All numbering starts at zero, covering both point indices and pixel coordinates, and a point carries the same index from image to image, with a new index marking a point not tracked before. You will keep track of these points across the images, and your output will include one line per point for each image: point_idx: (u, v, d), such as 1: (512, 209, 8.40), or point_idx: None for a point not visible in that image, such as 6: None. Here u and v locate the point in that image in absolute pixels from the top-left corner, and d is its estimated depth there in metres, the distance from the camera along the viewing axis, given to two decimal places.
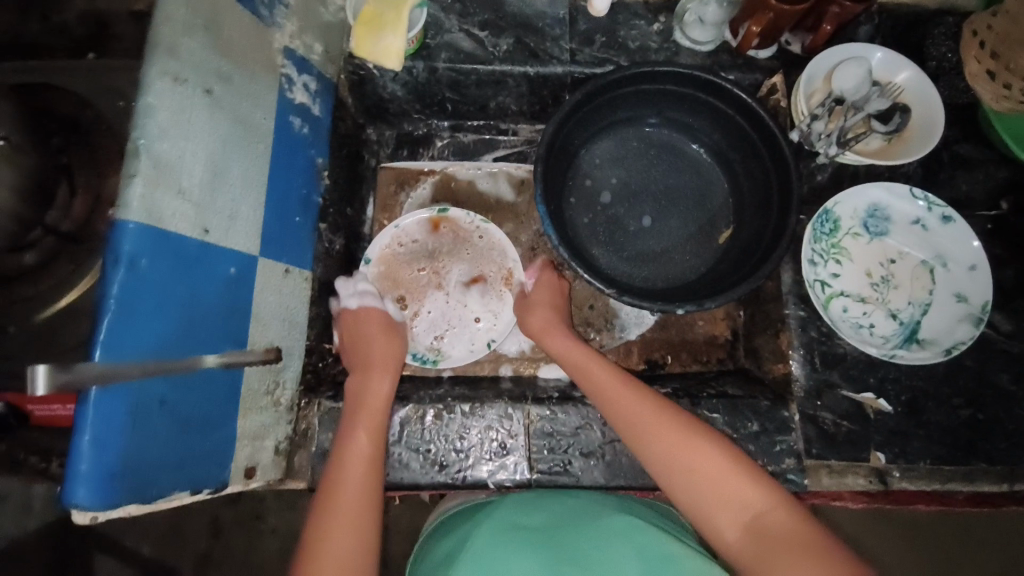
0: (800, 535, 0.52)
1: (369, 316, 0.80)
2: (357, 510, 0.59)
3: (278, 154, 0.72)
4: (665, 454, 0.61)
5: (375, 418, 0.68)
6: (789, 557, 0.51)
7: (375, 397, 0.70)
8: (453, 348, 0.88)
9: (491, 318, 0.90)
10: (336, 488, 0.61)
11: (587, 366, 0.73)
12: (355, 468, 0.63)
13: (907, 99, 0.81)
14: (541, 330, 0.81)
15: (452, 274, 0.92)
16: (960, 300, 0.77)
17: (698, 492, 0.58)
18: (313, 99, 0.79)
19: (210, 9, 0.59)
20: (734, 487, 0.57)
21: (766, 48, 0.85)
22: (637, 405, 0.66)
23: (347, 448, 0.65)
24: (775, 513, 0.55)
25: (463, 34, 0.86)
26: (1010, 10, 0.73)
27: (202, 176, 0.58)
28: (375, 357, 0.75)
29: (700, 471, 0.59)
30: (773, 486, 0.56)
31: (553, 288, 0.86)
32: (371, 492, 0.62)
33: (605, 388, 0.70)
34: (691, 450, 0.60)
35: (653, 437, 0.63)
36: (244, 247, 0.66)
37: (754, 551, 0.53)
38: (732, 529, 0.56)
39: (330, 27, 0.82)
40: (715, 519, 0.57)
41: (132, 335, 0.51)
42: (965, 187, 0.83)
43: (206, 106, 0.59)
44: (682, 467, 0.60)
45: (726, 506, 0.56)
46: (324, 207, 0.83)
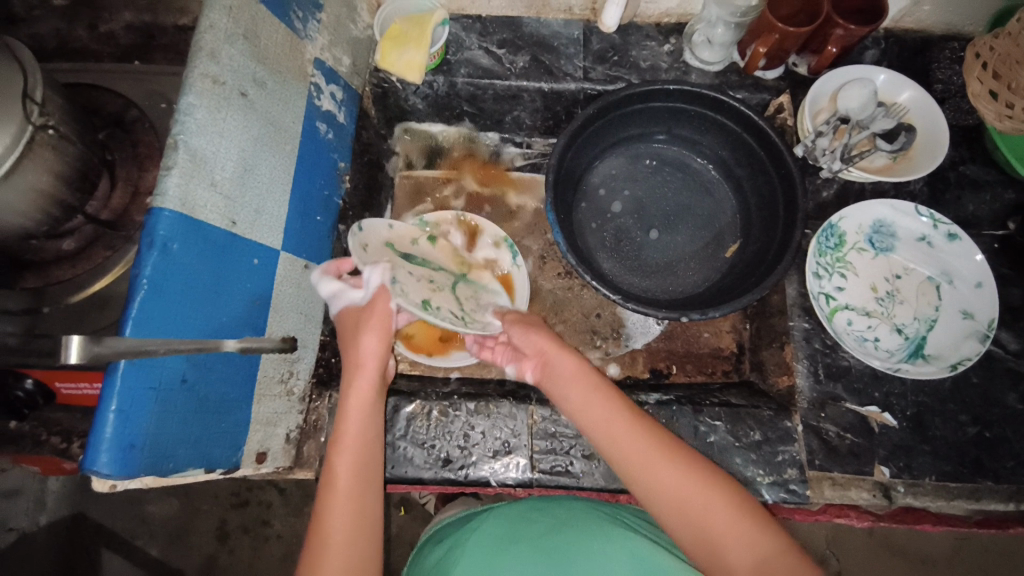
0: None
1: (350, 313, 0.70)
2: (350, 506, 0.59)
3: (304, 156, 0.76)
4: (649, 474, 0.60)
5: (363, 439, 0.64)
6: None
7: (363, 418, 0.65)
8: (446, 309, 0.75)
9: (478, 305, 0.82)
10: (327, 516, 0.58)
11: (570, 371, 0.70)
12: (347, 467, 0.61)
13: (912, 120, 0.84)
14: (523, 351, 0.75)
15: (438, 253, 0.87)
16: (967, 316, 0.77)
17: (701, 531, 0.56)
18: (338, 108, 0.84)
19: (250, 19, 0.64)
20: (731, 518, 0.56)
21: (773, 69, 0.89)
22: (620, 419, 0.64)
23: (336, 471, 0.61)
24: (779, 560, 0.53)
25: (482, 51, 0.91)
26: (1015, 31, 0.77)
27: (233, 172, 0.62)
28: (364, 353, 0.68)
29: (702, 513, 0.57)
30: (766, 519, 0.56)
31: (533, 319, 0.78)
32: (367, 486, 0.62)
33: (600, 415, 0.65)
34: (693, 488, 0.58)
35: (640, 456, 0.61)
36: (268, 240, 0.69)
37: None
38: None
39: (358, 42, 0.88)
40: (717, 562, 0.55)
41: (159, 314, 0.54)
42: (972, 207, 0.84)
43: (239, 108, 0.63)
44: (684, 507, 0.57)
45: (730, 546, 0.55)
46: (344, 208, 0.87)
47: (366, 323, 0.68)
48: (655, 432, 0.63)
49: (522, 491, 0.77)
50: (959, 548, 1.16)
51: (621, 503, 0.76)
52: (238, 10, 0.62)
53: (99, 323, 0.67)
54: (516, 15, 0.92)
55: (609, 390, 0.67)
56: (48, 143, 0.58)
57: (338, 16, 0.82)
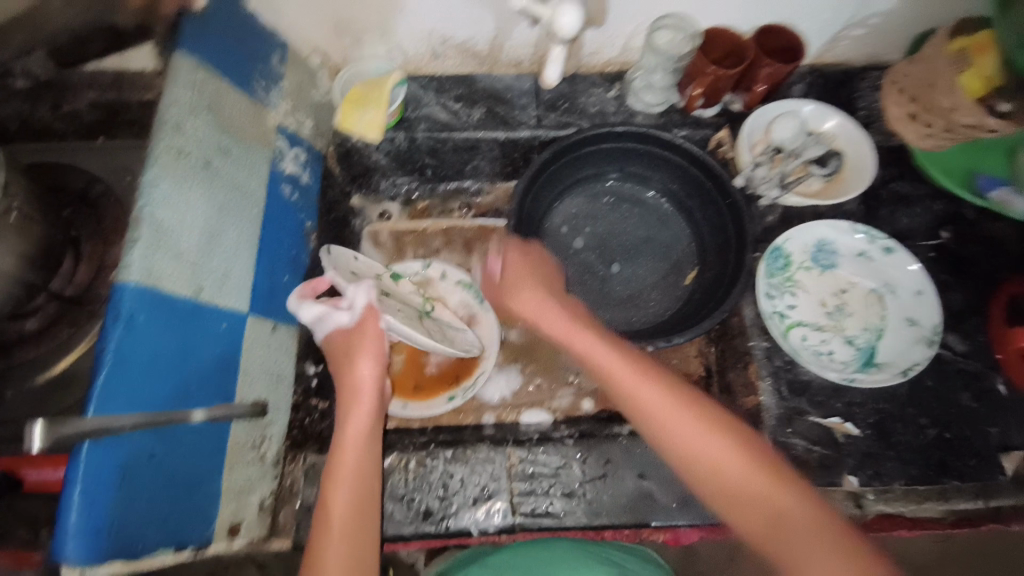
0: (819, 538, 0.53)
1: (337, 337, 0.74)
2: (342, 536, 0.62)
3: (269, 218, 0.79)
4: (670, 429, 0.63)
5: (359, 469, 0.66)
6: (810, 550, 0.52)
7: (355, 448, 0.68)
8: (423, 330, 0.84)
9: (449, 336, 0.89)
10: (324, 538, 0.61)
11: (582, 341, 0.73)
12: (343, 498, 0.64)
13: (841, 145, 0.90)
14: (535, 313, 0.79)
15: (405, 291, 0.93)
16: (912, 324, 0.81)
17: (715, 481, 0.59)
18: (302, 169, 0.87)
19: (212, 92, 0.67)
20: (757, 483, 0.58)
21: (710, 107, 0.95)
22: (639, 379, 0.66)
23: (331, 503, 0.64)
24: (792, 510, 0.55)
25: (440, 106, 0.96)
26: (926, 56, 0.82)
27: (198, 240, 0.64)
28: (354, 386, 0.71)
29: (714, 469, 0.60)
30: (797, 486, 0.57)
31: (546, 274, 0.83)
32: (363, 516, 0.64)
33: (626, 375, 0.67)
34: (709, 445, 0.61)
35: (657, 414, 0.64)
36: (235, 304, 0.71)
37: (772, 548, 0.54)
38: (749, 524, 0.56)
39: (320, 106, 0.92)
40: (732, 513, 0.58)
41: (125, 389, 0.55)
42: (906, 221, 0.89)
43: (205, 176, 0.66)
44: (699, 462, 0.61)
45: (741, 498, 0.58)
46: (312, 266, 0.89)
47: (359, 348, 0.72)
48: (674, 390, 0.65)
49: (506, 538, 0.77)
50: (944, 553, 1.18)
51: (606, 540, 0.77)
52: (201, 84, 0.66)
53: (65, 401, 0.67)
54: (468, 72, 0.98)
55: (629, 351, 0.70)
56: (11, 226, 0.60)
57: (299, 83, 0.86)
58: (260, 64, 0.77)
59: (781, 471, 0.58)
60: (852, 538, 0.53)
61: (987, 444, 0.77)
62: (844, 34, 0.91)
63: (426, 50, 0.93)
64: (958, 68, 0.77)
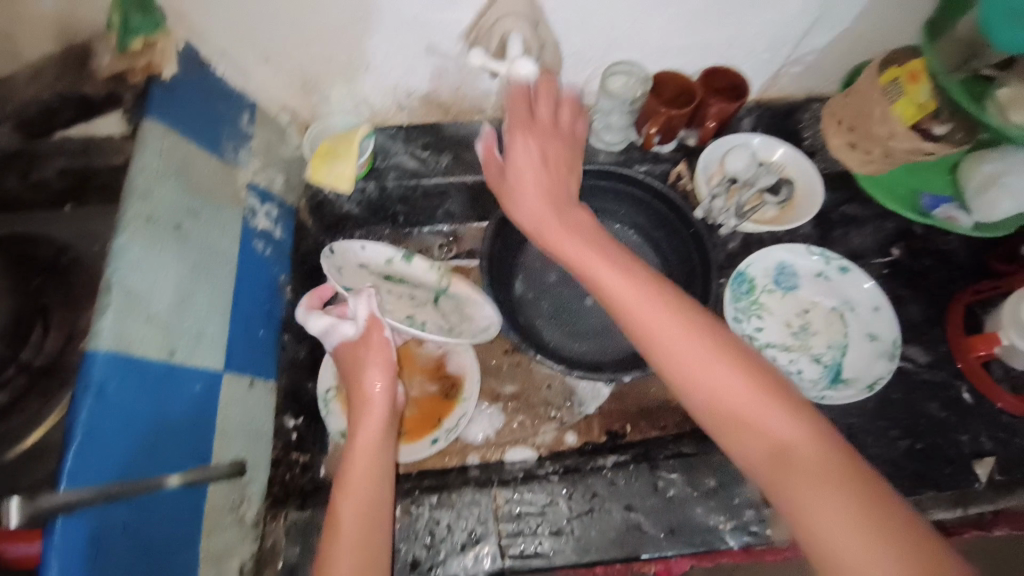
0: (831, 475, 0.50)
1: (345, 349, 0.77)
2: (357, 537, 0.62)
3: (242, 274, 0.79)
4: (670, 354, 0.59)
5: (370, 474, 0.66)
6: (803, 482, 0.50)
7: (366, 459, 0.67)
8: (427, 327, 0.89)
9: (462, 315, 0.92)
10: (335, 546, 0.61)
11: (586, 255, 0.68)
12: (354, 502, 0.64)
13: (790, 172, 0.95)
14: (539, 222, 0.71)
15: (418, 269, 0.94)
16: (873, 339, 0.85)
17: (715, 408, 0.57)
18: (274, 224, 0.88)
19: (181, 157, 0.69)
20: (758, 413, 0.55)
21: (667, 143, 0.99)
22: (643, 301, 0.62)
23: (343, 507, 0.64)
24: (805, 445, 0.52)
25: (409, 155, 0.98)
26: (861, 89, 0.85)
27: (170, 302, 0.65)
28: (366, 392, 0.73)
29: (721, 395, 0.56)
30: (803, 417, 0.54)
31: (554, 183, 0.74)
32: (375, 519, 0.64)
33: (629, 294, 0.63)
34: (721, 374, 0.57)
35: (659, 337, 0.60)
36: (210, 363, 0.70)
37: (781, 481, 0.52)
38: (755, 453, 0.54)
39: (290, 162, 0.94)
40: (731, 440, 0.56)
41: (98, 459, 0.54)
42: (858, 241, 0.96)
43: (176, 238, 0.67)
44: (711, 388, 0.57)
45: (750, 428, 0.55)
46: (287, 318, 0.88)
47: (367, 358, 0.74)
48: (687, 316, 0.61)
49: None
50: None
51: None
52: (169, 151, 0.68)
53: (34, 477, 0.65)
54: (435, 120, 1.00)
55: (639, 272, 0.66)
56: None
57: (268, 141, 0.88)
58: (229, 126, 0.79)
59: (794, 404, 0.55)
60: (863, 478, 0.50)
61: (961, 451, 0.79)
62: (784, 71, 0.96)
63: (391, 102, 0.95)
64: (891, 100, 0.81)
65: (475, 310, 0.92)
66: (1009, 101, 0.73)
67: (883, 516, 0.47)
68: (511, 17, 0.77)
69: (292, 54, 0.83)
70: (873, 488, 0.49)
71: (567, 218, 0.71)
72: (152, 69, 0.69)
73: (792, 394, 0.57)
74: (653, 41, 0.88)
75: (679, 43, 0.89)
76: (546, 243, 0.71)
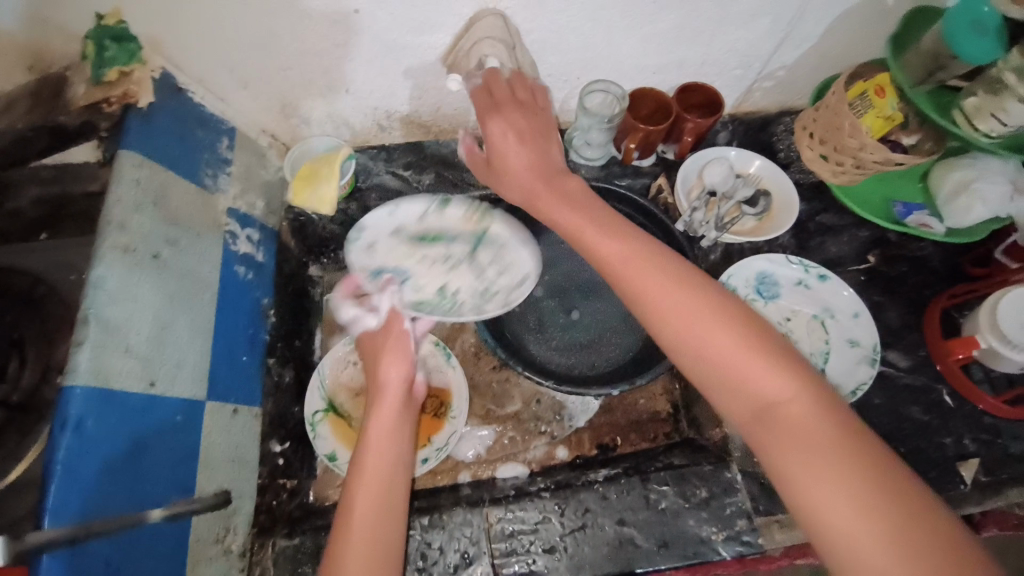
0: (817, 433, 0.49)
1: (368, 337, 0.79)
2: (371, 523, 0.61)
3: (224, 299, 0.78)
4: (656, 309, 0.58)
5: (387, 464, 0.66)
6: (788, 445, 0.50)
7: (382, 447, 0.67)
8: (464, 294, 0.90)
9: (502, 265, 0.91)
10: (348, 534, 0.60)
11: (574, 208, 0.68)
12: (370, 490, 0.63)
13: (766, 184, 0.98)
14: (529, 194, 0.71)
15: (455, 213, 0.94)
16: (853, 345, 0.87)
17: (704, 364, 0.55)
18: (256, 248, 0.87)
19: (157, 189, 0.71)
20: (745, 368, 0.53)
21: (647, 157, 1.01)
22: (630, 256, 0.61)
23: (358, 495, 0.63)
24: (793, 404, 0.51)
25: (390, 174, 1.00)
26: (830, 104, 0.86)
27: (150, 332, 0.65)
28: (384, 378, 0.73)
29: (708, 350, 0.55)
30: (792, 374, 0.52)
31: (537, 153, 0.73)
32: (388, 506, 0.63)
33: (617, 252, 0.62)
34: (707, 328, 0.55)
35: (647, 294, 0.59)
36: (191, 393, 0.69)
37: (767, 437, 0.51)
38: (739, 409, 0.53)
39: (271, 185, 0.93)
40: (718, 396, 0.55)
41: (78, 495, 0.54)
42: (835, 249, 0.96)
43: (155, 268, 0.68)
44: (696, 344, 0.55)
45: (737, 384, 0.53)
46: (272, 342, 0.86)
47: (386, 348, 0.76)
48: (674, 272, 0.59)
49: None
50: None
51: None
52: (146, 181, 0.69)
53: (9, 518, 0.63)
54: (417, 139, 1.01)
55: (625, 231, 0.64)
56: None
57: (248, 166, 0.88)
58: (207, 152, 0.81)
59: (787, 359, 0.53)
60: (850, 433, 0.49)
61: (943, 454, 0.80)
62: (756, 86, 0.99)
63: (372, 124, 0.96)
64: (859, 115, 0.84)
65: (513, 258, 0.91)
66: (974, 112, 0.76)
67: (864, 472, 0.47)
68: (488, 41, 0.79)
69: (270, 80, 0.83)
70: (862, 448, 0.48)
71: (556, 185, 0.71)
72: (128, 97, 0.69)
73: (783, 347, 0.55)
74: (628, 60, 0.90)
75: (654, 61, 0.91)
76: (539, 214, 0.71)
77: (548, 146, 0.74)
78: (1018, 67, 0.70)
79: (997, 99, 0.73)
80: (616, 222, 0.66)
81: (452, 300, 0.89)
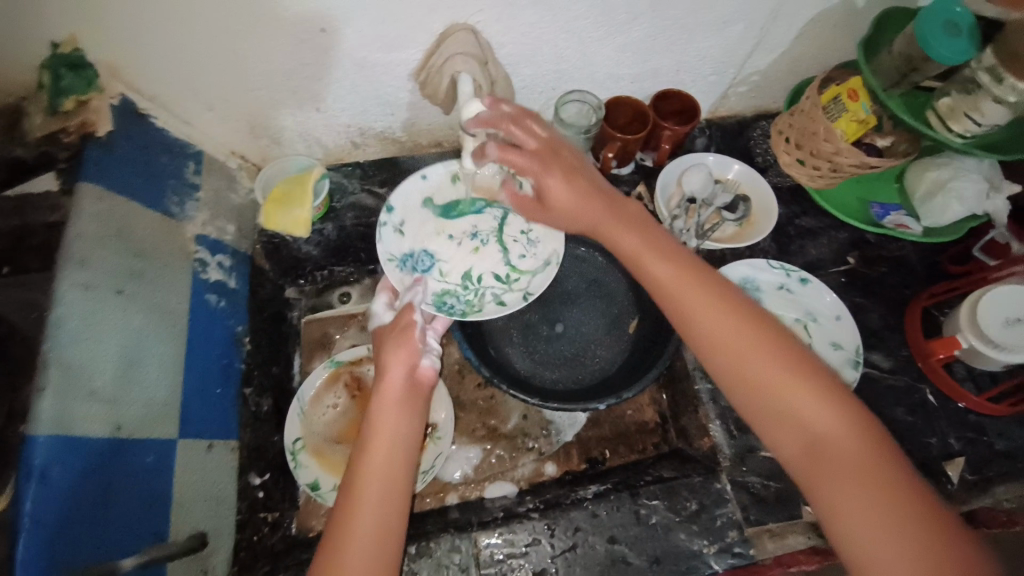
0: (858, 456, 0.56)
1: (380, 331, 0.76)
2: (374, 530, 0.60)
3: (195, 331, 0.76)
4: (712, 334, 0.63)
5: (389, 464, 0.64)
6: (834, 465, 0.57)
7: (385, 447, 0.65)
8: (489, 279, 0.89)
9: (529, 243, 0.91)
10: (341, 550, 0.59)
11: (631, 231, 0.71)
12: (372, 493, 0.62)
13: (744, 189, 0.97)
14: (588, 224, 0.74)
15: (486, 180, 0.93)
16: (837, 348, 0.87)
17: (756, 390, 0.61)
18: (228, 274, 0.84)
19: (119, 220, 0.68)
20: (798, 398, 0.60)
21: (625, 166, 1.00)
22: (688, 283, 0.66)
23: (360, 496, 0.61)
24: (835, 431, 0.58)
25: (366, 192, 0.97)
26: (805, 109, 0.87)
27: (114, 372, 0.63)
28: (390, 372, 0.70)
29: (761, 379, 0.61)
30: (841, 403, 0.59)
31: (585, 193, 0.73)
32: (390, 511, 0.62)
33: (676, 276, 0.67)
34: (770, 367, 0.61)
35: (707, 320, 0.64)
36: (161, 432, 0.67)
37: (818, 468, 0.58)
38: (790, 440, 0.60)
39: (242, 208, 0.91)
40: (766, 421, 0.61)
41: (42, 549, 0.52)
42: (814, 252, 0.96)
43: (119, 304, 0.66)
44: (758, 381, 0.61)
45: (793, 420, 0.59)
46: (248, 370, 0.84)
47: (392, 342, 0.72)
48: (741, 314, 0.64)
49: None
50: None
51: None
52: (106, 214, 0.67)
53: None
54: (392, 156, 0.99)
55: (689, 262, 0.68)
56: None
57: (217, 190, 0.86)
58: (173, 178, 0.78)
59: (834, 391, 0.60)
60: (894, 473, 0.55)
61: (929, 454, 0.81)
62: (731, 92, 0.99)
63: (345, 142, 0.94)
64: (833, 119, 0.83)
65: (539, 236, 0.91)
66: (948, 112, 0.77)
67: (893, 499, 0.54)
68: (461, 57, 0.74)
69: (237, 101, 0.81)
70: (900, 468, 0.56)
71: (616, 206, 0.73)
72: (86, 127, 0.69)
73: (829, 377, 0.61)
74: (602, 70, 0.89)
75: (629, 70, 0.90)
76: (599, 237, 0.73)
77: (598, 181, 0.75)
78: (990, 66, 0.70)
79: (970, 99, 0.73)
80: (679, 256, 0.70)
81: (477, 288, 0.88)
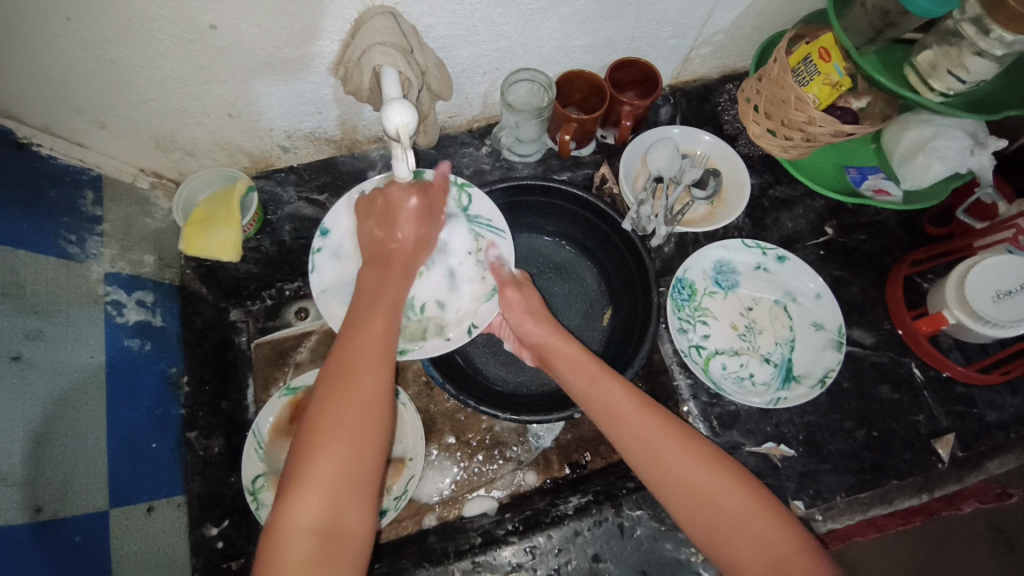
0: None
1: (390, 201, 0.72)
2: (365, 404, 0.56)
3: (116, 386, 0.68)
4: (638, 444, 0.62)
5: (386, 347, 0.61)
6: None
7: (382, 329, 0.62)
8: (432, 308, 0.77)
9: (478, 265, 0.79)
10: (325, 432, 0.54)
11: (569, 357, 0.71)
12: (368, 360, 0.59)
13: (713, 163, 0.90)
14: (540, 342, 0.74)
15: None
16: (818, 328, 0.82)
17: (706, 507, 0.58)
18: (151, 311, 0.77)
19: (7, 274, 0.59)
20: (754, 517, 0.56)
21: (585, 146, 0.92)
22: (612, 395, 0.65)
23: (353, 365, 0.58)
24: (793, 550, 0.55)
25: (303, 201, 0.89)
26: (772, 74, 0.78)
27: (25, 451, 0.56)
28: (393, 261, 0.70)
29: (708, 493, 0.58)
30: (796, 529, 0.56)
31: (557, 329, 0.74)
32: (382, 388, 0.58)
33: (589, 391, 0.67)
34: (706, 479, 0.59)
35: (642, 438, 0.62)
36: (88, 507, 0.61)
37: None
38: (744, 551, 0.55)
39: (162, 233, 0.82)
40: (726, 538, 0.56)
41: None
42: (791, 225, 0.90)
43: (18, 373, 0.57)
44: (699, 488, 0.58)
45: (746, 535, 0.56)
46: (190, 414, 0.78)
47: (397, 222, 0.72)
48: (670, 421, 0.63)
49: None
50: None
51: None
52: None
53: None
54: (328, 156, 0.89)
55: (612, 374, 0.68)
56: None
57: (126, 217, 0.77)
58: (67, 215, 0.68)
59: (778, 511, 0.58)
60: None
61: (916, 433, 0.79)
62: (694, 54, 0.91)
63: (271, 147, 0.84)
64: (804, 82, 0.77)
65: (498, 254, 0.79)
66: (929, 69, 0.70)
67: None
68: (379, 47, 0.63)
69: (133, 116, 0.71)
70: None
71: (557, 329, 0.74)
72: None
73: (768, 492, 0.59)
74: (549, 44, 0.80)
75: (580, 42, 0.81)
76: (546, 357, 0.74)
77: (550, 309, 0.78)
78: (975, 17, 0.62)
79: (954, 54, 0.66)
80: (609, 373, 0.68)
81: (419, 320, 0.76)
